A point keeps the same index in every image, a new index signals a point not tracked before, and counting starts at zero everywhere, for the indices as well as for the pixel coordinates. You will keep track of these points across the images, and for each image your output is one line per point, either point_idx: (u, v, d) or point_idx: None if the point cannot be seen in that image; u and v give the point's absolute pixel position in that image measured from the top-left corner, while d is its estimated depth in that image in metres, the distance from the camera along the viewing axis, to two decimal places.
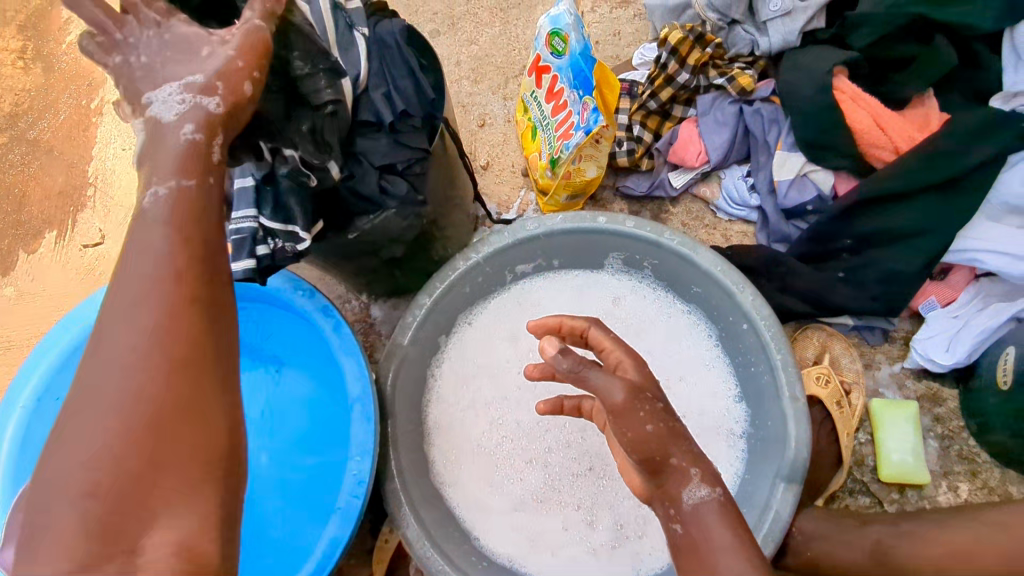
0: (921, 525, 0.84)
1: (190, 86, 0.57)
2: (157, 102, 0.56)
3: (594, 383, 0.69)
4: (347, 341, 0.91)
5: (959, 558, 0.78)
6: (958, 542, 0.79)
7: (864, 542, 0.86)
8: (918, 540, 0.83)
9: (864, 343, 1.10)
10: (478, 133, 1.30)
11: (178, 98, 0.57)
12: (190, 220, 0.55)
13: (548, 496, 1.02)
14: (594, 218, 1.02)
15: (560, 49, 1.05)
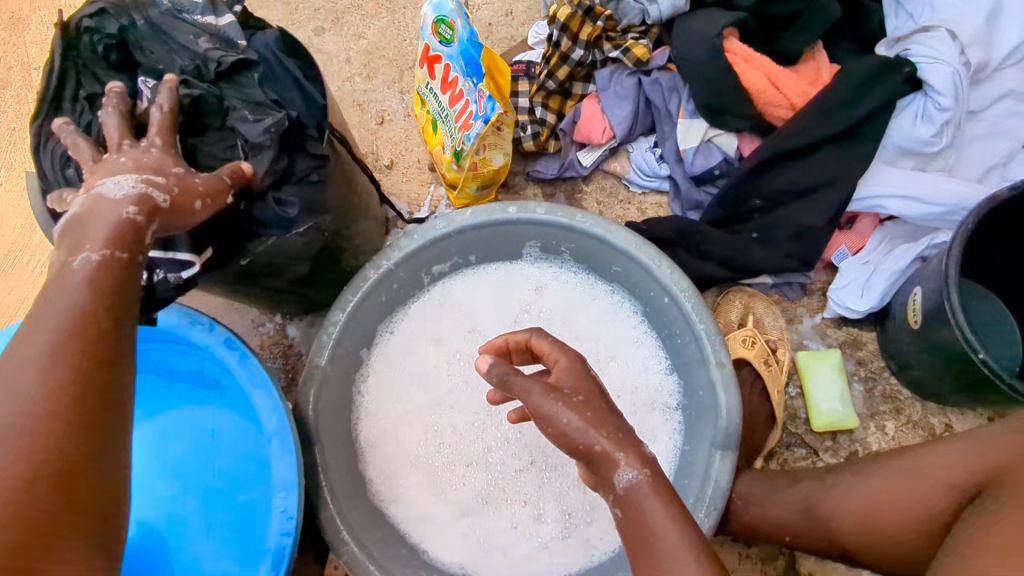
0: (847, 476, 0.84)
1: (146, 179, 0.63)
2: (112, 182, 0.62)
3: (519, 389, 0.67)
4: (256, 373, 0.85)
5: (884, 506, 0.79)
6: (882, 490, 0.80)
7: (797, 501, 0.88)
8: (846, 492, 0.83)
9: (785, 299, 1.11)
10: (378, 131, 1.24)
11: (131, 188, 0.62)
12: (109, 304, 0.59)
13: (494, 496, 1.00)
14: (504, 209, 0.99)
15: (448, 36, 1.00)
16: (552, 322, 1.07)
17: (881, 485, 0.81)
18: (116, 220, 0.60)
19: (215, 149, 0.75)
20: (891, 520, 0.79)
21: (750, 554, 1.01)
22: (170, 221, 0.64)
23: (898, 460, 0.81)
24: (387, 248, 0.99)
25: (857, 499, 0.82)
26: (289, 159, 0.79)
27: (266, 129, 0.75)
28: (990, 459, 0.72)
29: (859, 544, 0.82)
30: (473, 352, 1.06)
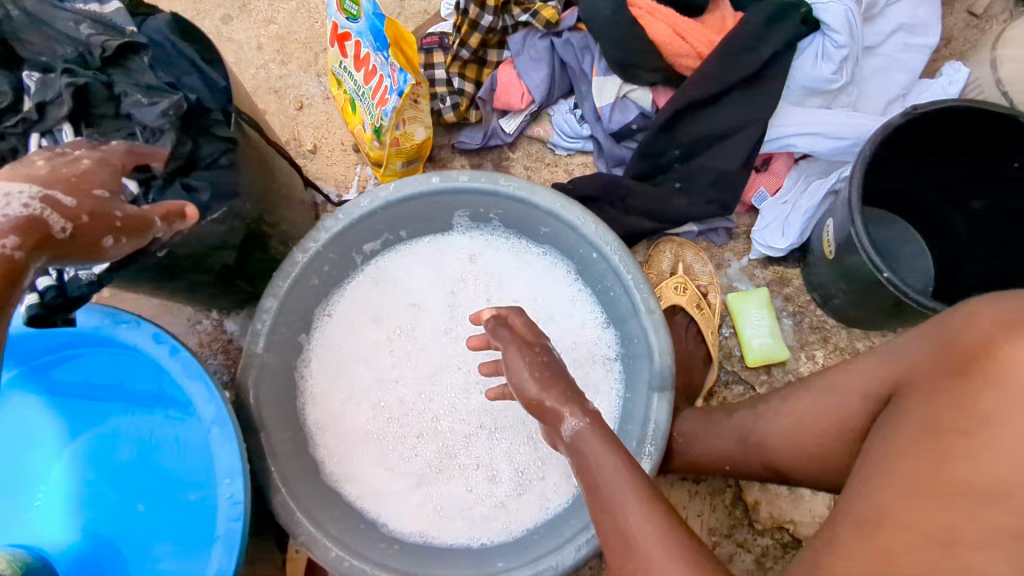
0: (778, 401, 0.83)
1: (46, 198, 0.60)
2: (4, 194, 0.59)
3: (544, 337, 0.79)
4: (188, 364, 0.84)
5: (815, 427, 0.77)
6: (810, 414, 0.78)
7: (732, 431, 0.88)
8: (775, 416, 0.82)
9: (712, 245, 1.15)
10: (298, 116, 1.26)
11: (17, 211, 0.58)
12: None
13: (447, 464, 1.02)
14: (427, 180, 0.99)
15: (353, 12, 1.00)
16: (489, 289, 1.09)
17: (808, 408, 0.78)
18: None
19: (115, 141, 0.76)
20: (821, 438, 0.77)
21: (699, 490, 1.05)
22: (58, 258, 0.60)
23: (821, 379, 0.78)
24: (313, 230, 0.98)
25: (783, 423, 0.81)
26: (194, 143, 0.80)
27: (163, 112, 0.75)
28: (900, 369, 0.68)
29: (791, 465, 0.81)
30: (413, 326, 1.07)
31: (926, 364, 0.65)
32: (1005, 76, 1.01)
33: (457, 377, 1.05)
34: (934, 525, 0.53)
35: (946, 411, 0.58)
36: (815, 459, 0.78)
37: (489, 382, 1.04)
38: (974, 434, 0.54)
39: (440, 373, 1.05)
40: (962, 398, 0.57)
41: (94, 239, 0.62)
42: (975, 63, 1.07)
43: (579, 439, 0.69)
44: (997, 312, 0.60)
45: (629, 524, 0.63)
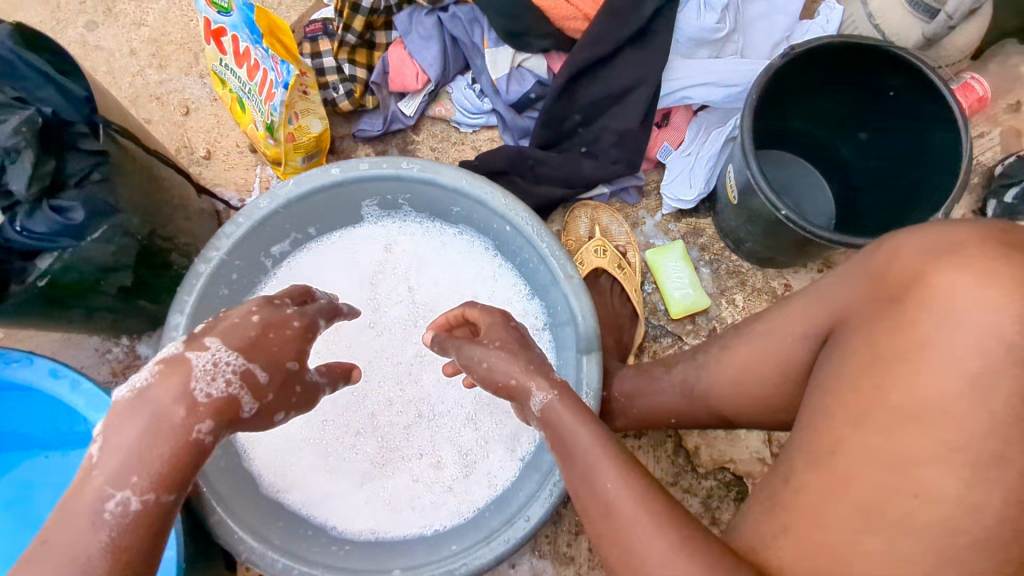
0: (716, 349, 0.78)
1: (242, 379, 0.58)
2: (211, 354, 0.57)
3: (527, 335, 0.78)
4: (88, 396, 0.79)
5: (754, 372, 0.72)
6: (741, 365, 0.73)
7: (675, 384, 0.83)
8: (714, 366, 0.77)
9: (625, 205, 1.16)
10: (186, 122, 1.20)
11: (221, 388, 0.56)
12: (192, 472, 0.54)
13: (389, 458, 1.00)
14: (327, 172, 0.96)
15: (223, 5, 0.94)
16: (410, 275, 1.06)
17: (745, 353, 0.73)
18: (234, 393, 0.57)
19: None
20: (763, 383, 0.71)
21: (642, 444, 1.07)
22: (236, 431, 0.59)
23: (752, 326, 0.74)
24: (214, 238, 0.94)
25: (726, 369, 0.75)
26: (59, 160, 0.75)
27: (14, 130, 0.70)
28: (829, 306, 0.64)
29: (737, 411, 0.75)
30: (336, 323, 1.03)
31: (854, 296, 0.61)
32: (876, 9, 1.05)
33: (387, 370, 1.03)
34: (882, 453, 0.52)
35: (881, 338, 0.55)
36: (745, 406, 0.74)
37: (422, 369, 1.03)
38: (909, 359, 0.53)
39: (370, 367, 1.02)
40: (895, 326, 0.55)
41: (270, 414, 0.62)
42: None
43: (549, 411, 0.68)
44: (920, 236, 0.58)
45: (608, 492, 0.60)
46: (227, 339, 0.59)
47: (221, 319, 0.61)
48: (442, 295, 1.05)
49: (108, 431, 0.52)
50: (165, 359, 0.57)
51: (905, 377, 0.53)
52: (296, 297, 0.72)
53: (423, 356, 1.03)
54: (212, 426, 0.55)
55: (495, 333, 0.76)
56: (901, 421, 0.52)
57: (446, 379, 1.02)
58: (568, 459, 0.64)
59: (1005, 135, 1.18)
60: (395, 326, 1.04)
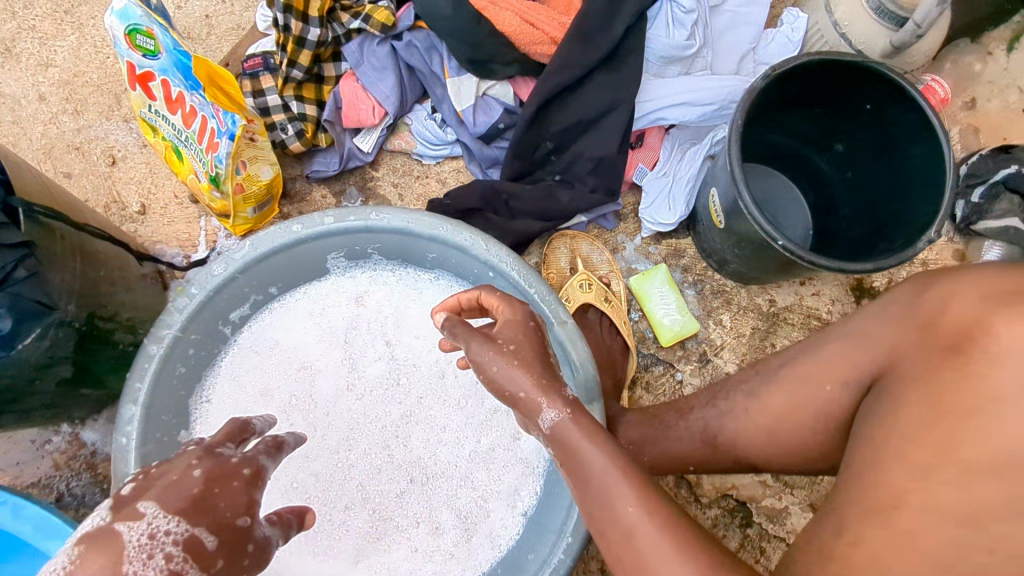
0: (739, 395, 0.74)
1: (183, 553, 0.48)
2: (147, 522, 0.48)
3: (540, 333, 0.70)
4: (36, 519, 0.69)
5: (786, 421, 0.69)
6: (771, 414, 0.70)
7: (693, 431, 0.79)
8: (739, 413, 0.74)
9: (603, 230, 1.11)
10: (113, 173, 1.07)
11: (160, 567, 0.47)
12: None
13: (383, 530, 0.92)
14: (287, 230, 0.87)
15: (150, 48, 0.81)
16: (386, 328, 0.98)
17: (779, 401, 0.70)
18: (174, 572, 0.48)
19: None
20: (800, 432, 0.68)
21: None
22: None
23: (778, 371, 0.71)
24: (164, 313, 0.84)
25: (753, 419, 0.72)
26: None
27: None
28: (877, 347, 0.62)
29: (769, 460, 0.72)
30: (311, 388, 0.95)
31: (906, 338, 0.60)
32: (842, 16, 1.03)
33: (372, 434, 0.95)
34: (954, 509, 0.49)
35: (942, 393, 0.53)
36: (772, 455, 0.72)
37: (410, 430, 0.95)
38: (980, 414, 0.51)
39: (353, 434, 0.94)
40: (959, 379, 0.53)
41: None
42: (811, 8, 1.09)
43: (559, 431, 0.62)
44: (973, 289, 0.57)
45: (626, 518, 0.56)
46: (165, 501, 0.50)
47: (153, 479, 0.52)
48: (424, 347, 0.98)
49: None
50: (86, 536, 0.48)
51: (975, 433, 0.50)
52: (231, 437, 0.60)
53: (409, 417, 0.95)
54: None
55: (507, 329, 0.67)
56: (974, 477, 0.49)
57: (436, 437, 0.95)
58: (580, 478, 0.60)
59: (963, 132, 1.20)
60: (375, 386, 0.96)
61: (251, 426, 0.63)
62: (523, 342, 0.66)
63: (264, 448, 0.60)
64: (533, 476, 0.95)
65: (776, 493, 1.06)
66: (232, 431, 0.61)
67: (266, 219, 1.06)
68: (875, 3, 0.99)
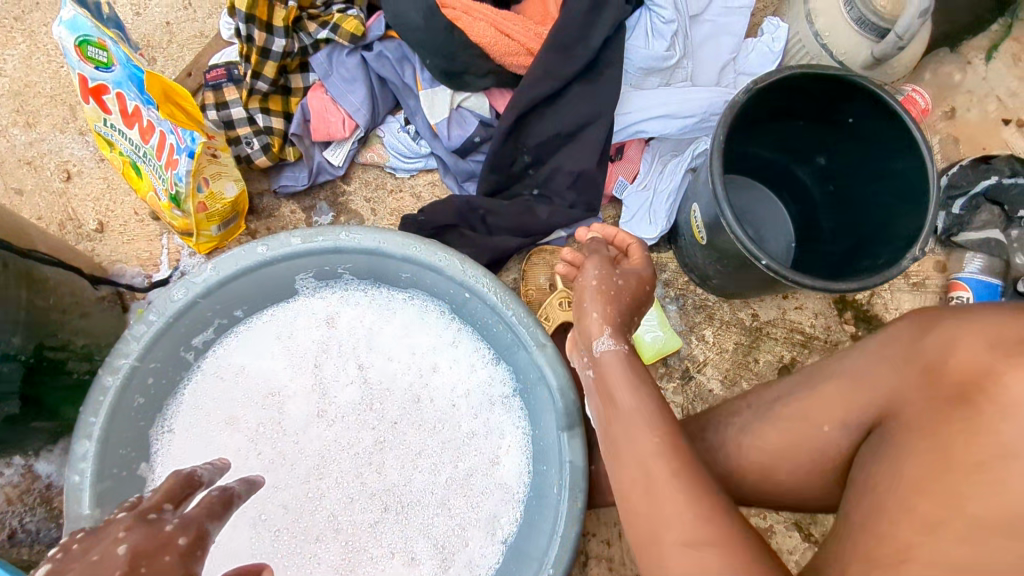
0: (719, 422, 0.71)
1: None
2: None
3: (642, 298, 0.78)
4: None
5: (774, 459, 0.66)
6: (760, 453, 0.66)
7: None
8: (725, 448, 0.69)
9: (584, 245, 1.08)
10: (67, 189, 1.02)
11: None
12: None
13: (356, 563, 0.88)
14: (252, 252, 0.82)
15: (102, 60, 0.77)
16: (358, 351, 0.94)
17: (770, 440, 0.66)
18: None
19: None
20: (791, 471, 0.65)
21: None
22: None
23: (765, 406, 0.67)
24: (120, 341, 0.79)
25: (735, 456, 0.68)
26: None
27: None
28: (874, 389, 0.59)
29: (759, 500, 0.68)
30: (279, 416, 0.90)
31: (909, 383, 0.57)
32: (822, 28, 1.02)
33: (344, 461, 0.91)
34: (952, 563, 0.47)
35: (956, 444, 0.50)
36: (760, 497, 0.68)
37: (384, 457, 0.92)
38: (991, 468, 0.48)
39: (324, 463, 0.90)
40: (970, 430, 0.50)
41: None
42: (792, 18, 1.08)
43: (604, 357, 0.68)
44: (979, 335, 0.54)
45: (643, 451, 0.57)
46: None
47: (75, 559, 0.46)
48: (398, 370, 0.94)
49: None
50: None
51: (987, 488, 0.48)
52: (171, 500, 0.54)
53: (383, 443, 0.92)
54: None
55: (628, 273, 0.77)
56: (987, 535, 0.47)
57: (411, 463, 0.92)
58: (609, 401, 0.64)
59: (944, 142, 1.19)
60: (347, 412, 0.92)
61: (195, 482, 0.57)
62: (620, 288, 0.75)
63: (204, 508, 0.54)
64: (513, 501, 0.92)
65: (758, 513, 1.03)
66: (173, 489, 0.55)
67: (231, 237, 1.01)
68: (855, 14, 0.98)
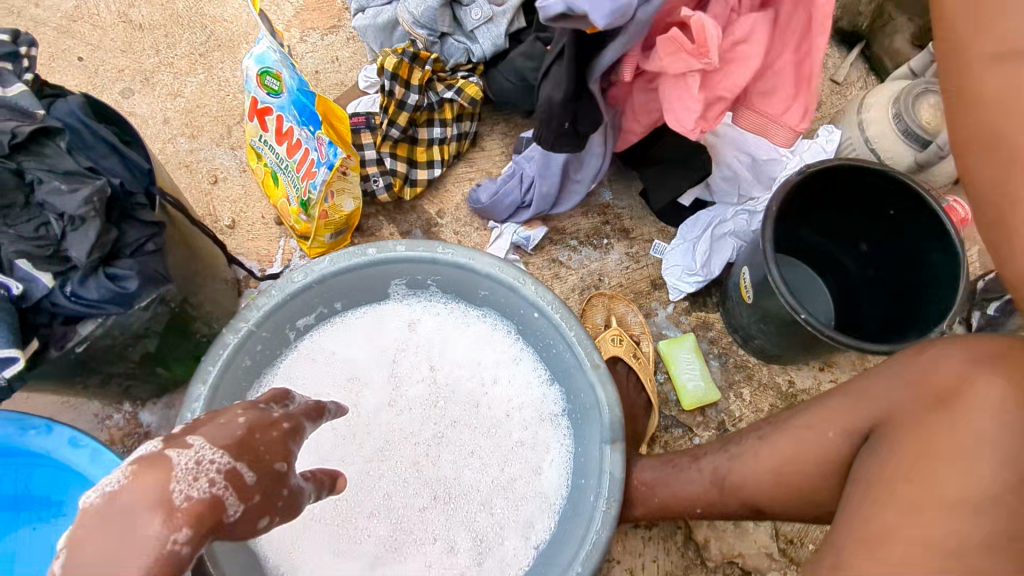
0: (751, 442, 0.80)
1: (213, 472, 0.49)
2: (193, 453, 0.49)
3: None
4: (86, 452, 0.76)
5: (798, 471, 0.75)
6: (775, 473, 0.77)
7: (704, 473, 0.85)
8: (751, 460, 0.79)
9: (639, 296, 1.21)
10: (212, 190, 1.22)
11: (202, 488, 0.48)
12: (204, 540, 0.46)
13: (402, 542, 0.97)
14: (363, 252, 0.98)
15: (275, 87, 0.99)
16: (431, 355, 1.07)
17: (788, 446, 0.77)
18: (194, 507, 0.46)
19: (9, 234, 0.68)
20: (803, 471, 0.75)
21: (652, 535, 1.08)
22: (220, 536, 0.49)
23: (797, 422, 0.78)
24: (243, 309, 0.94)
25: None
26: (118, 230, 0.73)
27: (87, 199, 0.68)
28: (876, 404, 0.72)
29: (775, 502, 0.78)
30: (355, 400, 1.03)
31: (902, 402, 0.70)
32: (873, 135, 1.17)
33: (406, 449, 1.02)
34: (937, 541, 0.58)
35: (929, 438, 0.64)
36: (780, 511, 0.78)
37: (439, 452, 1.02)
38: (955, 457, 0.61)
39: (388, 447, 1.01)
40: (936, 428, 0.64)
41: (251, 521, 0.52)
42: (845, 126, 1.23)
43: None
44: (960, 350, 0.69)
45: None
46: (212, 438, 0.51)
47: (202, 422, 0.54)
48: (463, 377, 1.06)
49: (76, 545, 0.43)
50: (139, 459, 0.48)
51: (947, 469, 0.61)
52: (274, 401, 0.64)
53: (440, 439, 1.03)
54: (191, 534, 0.45)
55: None
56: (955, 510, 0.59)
57: (463, 460, 1.02)
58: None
59: (983, 253, 1.29)
60: (414, 405, 1.04)
61: (291, 394, 0.66)
62: None
63: (304, 408, 0.64)
64: (551, 511, 1.00)
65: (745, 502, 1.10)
66: (274, 394, 0.65)
67: (338, 246, 1.18)
68: (901, 125, 1.13)
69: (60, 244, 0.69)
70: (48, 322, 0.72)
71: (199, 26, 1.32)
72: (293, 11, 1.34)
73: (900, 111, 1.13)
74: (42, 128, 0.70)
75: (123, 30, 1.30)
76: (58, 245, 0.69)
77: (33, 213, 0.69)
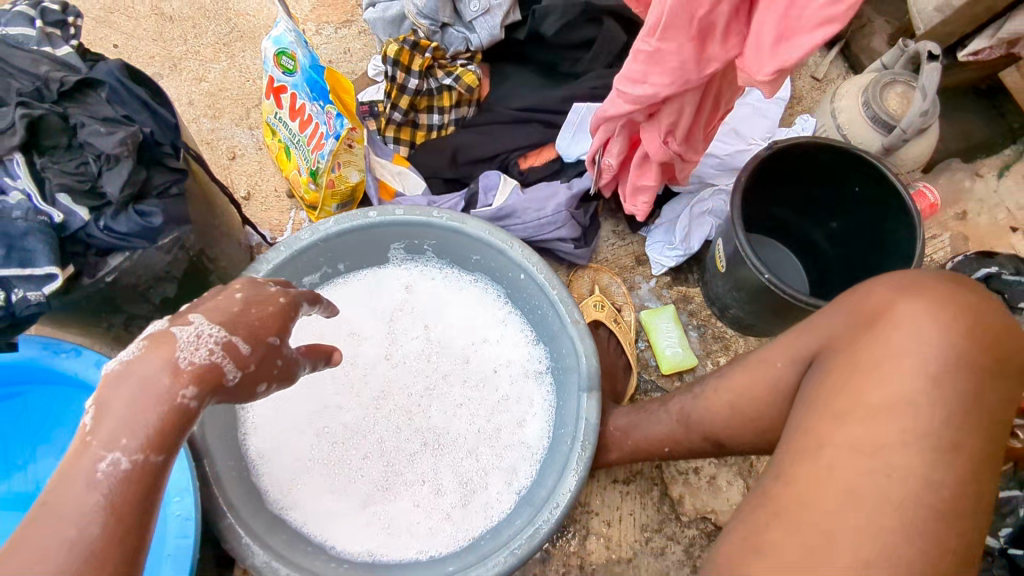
0: (712, 384, 0.84)
1: (216, 342, 0.58)
2: (193, 328, 0.57)
3: None
4: None
5: None
6: (728, 406, 0.81)
7: (672, 413, 0.90)
8: (709, 398, 0.84)
9: (623, 270, 1.29)
10: (230, 165, 1.32)
11: (205, 355, 0.57)
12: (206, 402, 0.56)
13: (393, 482, 1.05)
14: (365, 215, 1.06)
15: (290, 66, 1.10)
16: (426, 316, 1.15)
17: (741, 381, 0.80)
18: (195, 372, 0.56)
19: (53, 169, 0.78)
20: (757, 407, 0.78)
21: (630, 490, 1.14)
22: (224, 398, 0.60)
23: (750, 356, 0.80)
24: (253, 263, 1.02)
25: (721, 394, 0.82)
26: (147, 173, 0.83)
27: (121, 141, 0.78)
28: (814, 337, 0.73)
29: (731, 435, 0.82)
30: (355, 352, 1.11)
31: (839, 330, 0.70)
32: (843, 121, 1.26)
33: (400, 399, 1.10)
34: (865, 444, 0.61)
35: (862, 352, 0.66)
36: (733, 445, 0.83)
37: (431, 403, 1.10)
38: (887, 368, 0.63)
39: (383, 396, 1.09)
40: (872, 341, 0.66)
41: (256, 382, 0.62)
42: (820, 114, 1.32)
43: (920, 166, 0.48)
44: (889, 281, 0.69)
45: None
46: (211, 316, 0.59)
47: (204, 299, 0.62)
48: (456, 336, 1.14)
49: (101, 402, 0.53)
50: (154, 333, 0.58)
51: (880, 380, 0.63)
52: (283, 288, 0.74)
53: (432, 391, 1.11)
54: (196, 391, 0.55)
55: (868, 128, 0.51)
56: (881, 414, 0.62)
57: (452, 411, 1.10)
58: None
59: (955, 238, 1.36)
60: (409, 359, 1.12)
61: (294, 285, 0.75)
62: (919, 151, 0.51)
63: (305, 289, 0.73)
64: (533, 460, 1.07)
65: (715, 463, 1.16)
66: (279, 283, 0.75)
67: None
68: (870, 113, 1.21)
69: (96, 179, 0.79)
70: (84, 252, 0.82)
71: (224, 18, 1.44)
72: (310, 6, 1.46)
73: (869, 100, 1.21)
74: (87, 84, 0.82)
75: (155, 21, 1.42)
76: (95, 181, 0.79)
77: (76, 154, 0.80)
